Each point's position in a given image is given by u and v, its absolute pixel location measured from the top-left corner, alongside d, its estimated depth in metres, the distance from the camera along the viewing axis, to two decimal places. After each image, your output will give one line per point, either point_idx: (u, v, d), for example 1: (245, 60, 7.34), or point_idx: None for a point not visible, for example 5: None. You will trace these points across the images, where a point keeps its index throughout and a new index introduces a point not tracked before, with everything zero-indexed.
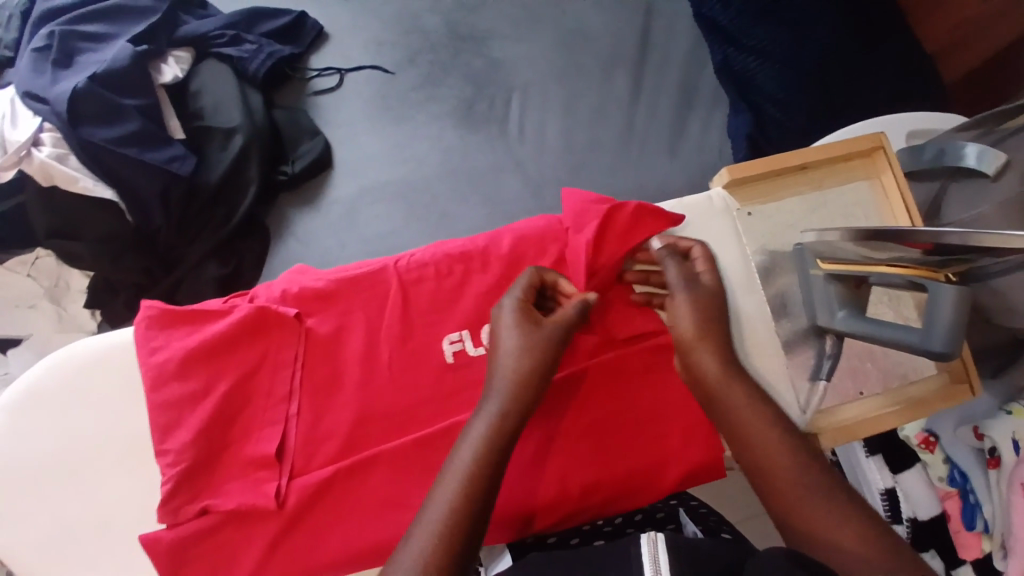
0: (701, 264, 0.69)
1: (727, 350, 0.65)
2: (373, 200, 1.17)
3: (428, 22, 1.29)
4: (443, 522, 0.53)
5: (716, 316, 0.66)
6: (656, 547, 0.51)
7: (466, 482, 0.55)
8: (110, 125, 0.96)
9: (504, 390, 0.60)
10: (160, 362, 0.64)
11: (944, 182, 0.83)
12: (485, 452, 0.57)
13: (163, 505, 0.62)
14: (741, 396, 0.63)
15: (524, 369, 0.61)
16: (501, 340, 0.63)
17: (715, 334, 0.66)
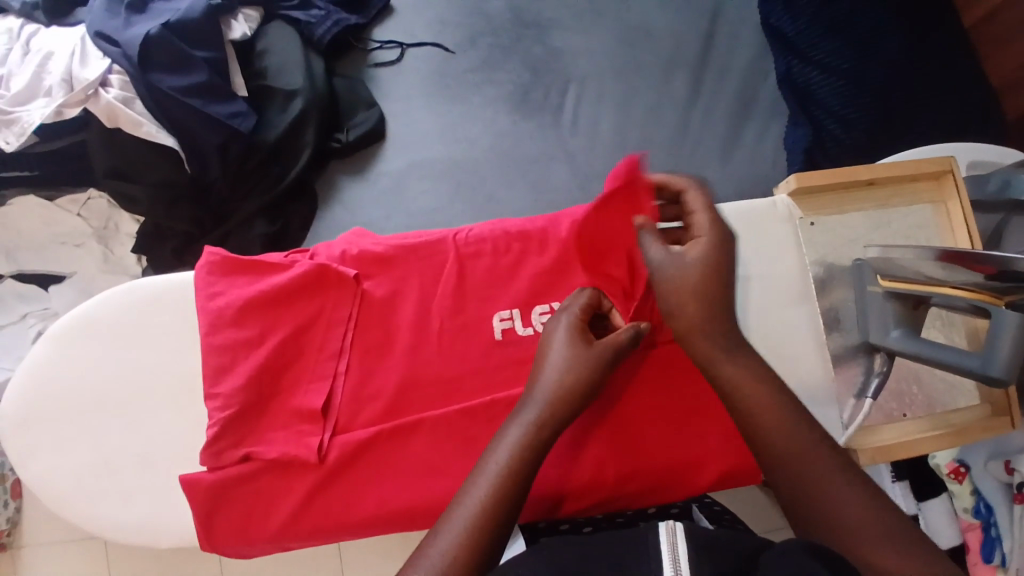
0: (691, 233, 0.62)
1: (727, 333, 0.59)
2: (422, 176, 1.18)
3: (493, 5, 1.29)
4: (472, 515, 0.51)
5: (717, 321, 0.58)
6: (674, 537, 0.46)
7: (505, 478, 0.53)
8: (178, 74, 0.98)
9: (545, 400, 0.58)
10: (218, 307, 0.66)
11: (1007, 215, 0.82)
12: (520, 456, 0.54)
13: (207, 447, 0.63)
14: (753, 388, 0.56)
15: (575, 383, 0.58)
16: (551, 355, 0.60)
17: (726, 344, 0.58)
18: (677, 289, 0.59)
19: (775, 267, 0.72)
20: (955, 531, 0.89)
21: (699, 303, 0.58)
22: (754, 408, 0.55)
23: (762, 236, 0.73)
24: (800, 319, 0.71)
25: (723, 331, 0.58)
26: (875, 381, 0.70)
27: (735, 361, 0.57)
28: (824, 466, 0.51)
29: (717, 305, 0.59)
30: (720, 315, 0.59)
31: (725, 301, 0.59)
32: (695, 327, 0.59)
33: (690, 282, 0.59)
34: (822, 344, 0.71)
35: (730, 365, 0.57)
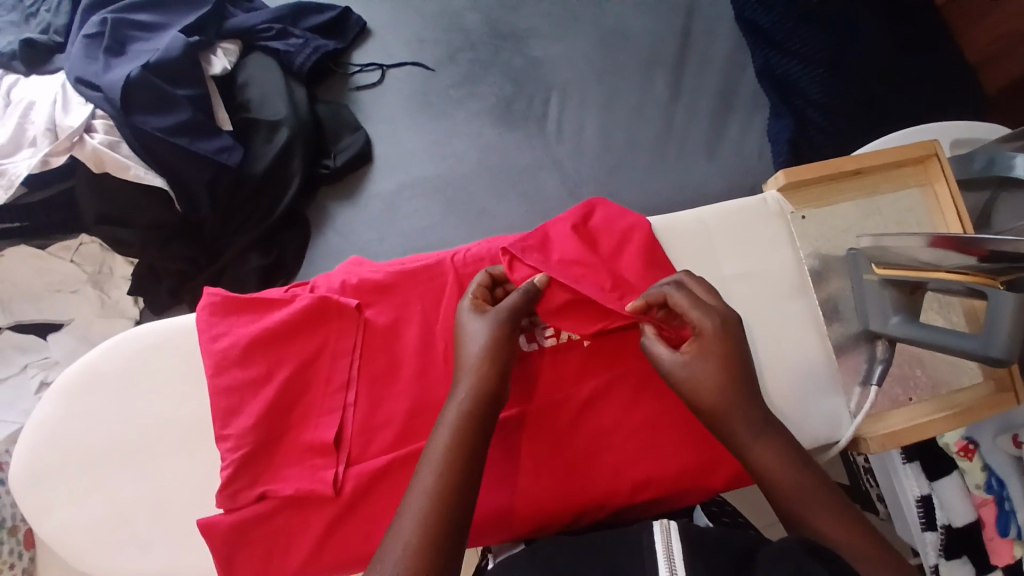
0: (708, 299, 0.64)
1: (734, 387, 0.60)
2: (412, 194, 1.18)
3: (469, 20, 1.30)
4: (428, 497, 0.53)
5: (738, 403, 0.59)
6: (668, 536, 0.51)
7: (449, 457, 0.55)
8: (162, 114, 0.98)
9: (474, 374, 0.60)
10: (222, 348, 0.66)
11: (995, 191, 0.82)
12: (463, 433, 0.57)
13: (223, 490, 0.63)
14: (780, 469, 0.57)
15: (492, 352, 0.61)
16: (468, 329, 0.63)
17: (746, 425, 0.59)
18: (690, 379, 0.60)
19: (771, 263, 0.73)
20: (970, 509, 0.88)
21: (714, 389, 0.60)
22: (783, 488, 0.57)
23: (756, 233, 0.74)
24: (800, 313, 0.72)
25: (744, 417, 0.59)
26: (879, 367, 0.70)
27: (759, 443, 0.59)
28: (810, 486, 0.57)
29: (736, 388, 0.60)
30: (741, 396, 0.60)
31: (742, 383, 0.60)
32: (714, 408, 0.60)
33: (701, 373, 0.60)
34: (823, 335, 0.72)
35: (755, 446, 0.59)
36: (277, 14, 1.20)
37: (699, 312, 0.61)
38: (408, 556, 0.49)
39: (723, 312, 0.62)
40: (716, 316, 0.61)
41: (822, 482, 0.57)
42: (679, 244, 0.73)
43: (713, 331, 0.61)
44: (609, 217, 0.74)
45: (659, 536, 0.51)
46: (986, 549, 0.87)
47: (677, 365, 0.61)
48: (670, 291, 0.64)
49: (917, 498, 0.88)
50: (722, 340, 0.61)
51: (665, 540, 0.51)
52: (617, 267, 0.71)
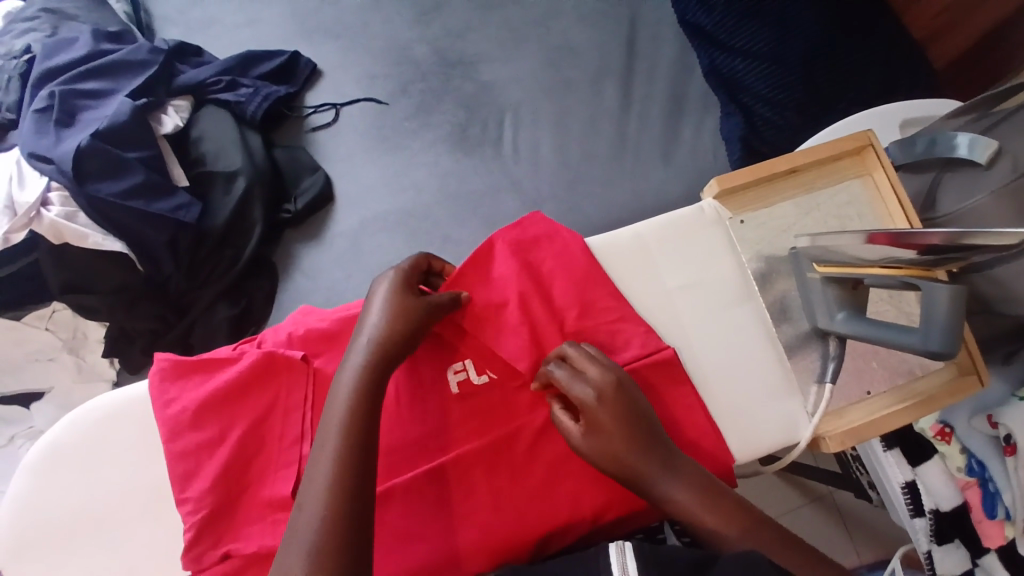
0: (590, 366, 0.64)
1: (638, 445, 0.60)
2: (376, 229, 1.19)
3: (417, 51, 1.32)
4: (336, 455, 0.57)
5: (641, 458, 0.60)
6: (625, 558, 0.53)
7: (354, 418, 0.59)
8: (115, 179, 1.00)
9: (370, 345, 0.64)
10: (174, 413, 0.67)
11: (938, 173, 0.81)
12: (357, 404, 0.60)
13: (187, 552, 0.64)
14: (696, 508, 0.59)
15: (396, 323, 0.65)
16: (374, 303, 0.67)
17: (657, 472, 0.60)
18: (592, 453, 0.61)
19: (713, 271, 0.73)
20: (955, 492, 0.85)
21: (616, 453, 0.61)
22: (710, 525, 0.59)
23: (695, 241, 0.74)
24: (746, 317, 0.72)
25: (651, 467, 0.60)
26: (831, 365, 0.70)
27: (674, 486, 0.60)
28: (726, 517, 0.59)
29: (635, 445, 0.60)
30: (642, 449, 0.60)
31: (640, 439, 0.61)
32: (624, 468, 0.60)
33: (600, 445, 0.61)
34: (773, 338, 0.72)
35: (673, 489, 0.60)
36: (225, 66, 1.22)
37: (579, 385, 0.63)
38: (317, 526, 0.53)
39: (600, 377, 0.63)
40: (593, 385, 0.63)
41: (739, 505, 0.60)
42: (619, 261, 0.74)
43: (597, 398, 0.62)
44: (540, 240, 0.75)
45: (614, 555, 0.54)
46: (976, 533, 0.85)
47: (580, 443, 0.62)
48: (552, 370, 0.65)
49: (901, 484, 0.86)
50: (607, 409, 0.62)
51: (621, 563, 0.53)
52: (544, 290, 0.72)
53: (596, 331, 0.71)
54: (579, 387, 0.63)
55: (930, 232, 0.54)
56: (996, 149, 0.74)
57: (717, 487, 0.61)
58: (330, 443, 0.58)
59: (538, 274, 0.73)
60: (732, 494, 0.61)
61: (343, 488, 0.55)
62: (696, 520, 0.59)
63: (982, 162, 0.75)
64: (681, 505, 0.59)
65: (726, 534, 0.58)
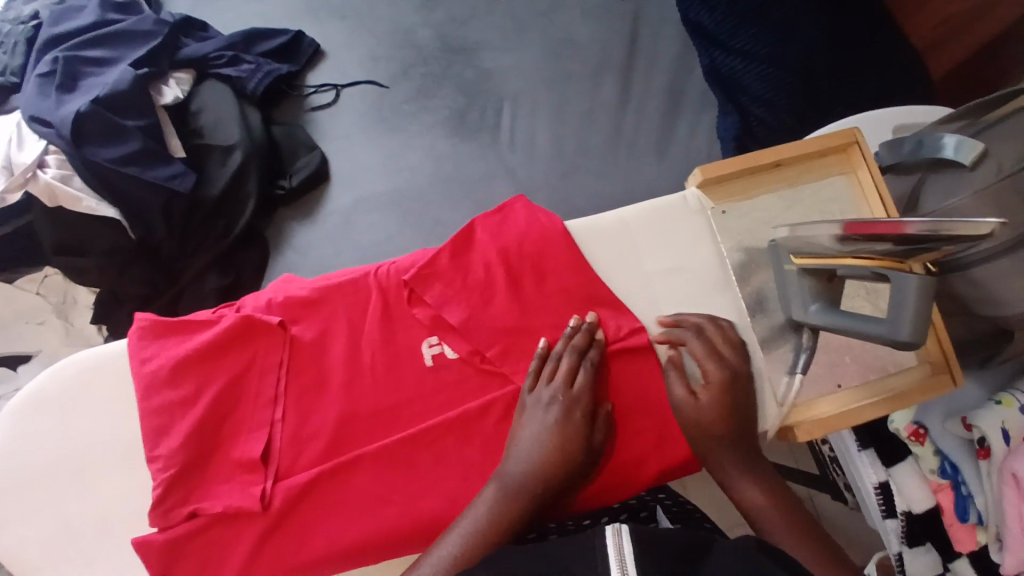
0: (723, 347, 0.69)
1: (739, 427, 0.66)
2: (369, 209, 1.20)
3: (421, 37, 1.32)
4: (526, 469, 0.62)
5: (724, 443, 0.66)
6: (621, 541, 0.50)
7: (554, 434, 0.63)
8: (113, 143, 1.01)
9: (537, 452, 0.63)
10: (152, 369, 0.68)
11: (923, 175, 0.81)
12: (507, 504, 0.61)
13: (155, 507, 0.65)
14: (756, 502, 0.64)
15: (565, 434, 0.64)
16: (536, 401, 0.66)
17: (733, 458, 0.66)
18: (693, 419, 0.67)
19: (693, 260, 0.74)
20: (929, 495, 0.85)
21: (710, 425, 0.66)
22: (767, 520, 0.62)
23: (677, 230, 0.75)
24: (722, 306, 0.73)
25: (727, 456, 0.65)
26: (803, 356, 0.71)
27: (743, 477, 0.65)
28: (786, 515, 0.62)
29: (729, 429, 0.66)
30: (729, 438, 0.66)
31: (737, 425, 0.66)
32: (709, 441, 0.66)
33: (704, 415, 0.66)
34: (746, 328, 0.73)
35: (742, 481, 0.65)
36: (229, 41, 1.23)
37: (713, 363, 0.68)
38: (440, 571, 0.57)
39: (731, 363, 0.68)
40: (725, 367, 0.68)
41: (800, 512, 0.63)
42: (601, 245, 0.74)
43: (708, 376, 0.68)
44: (523, 219, 0.75)
45: (612, 539, 0.51)
46: (948, 537, 0.85)
47: (691, 408, 0.67)
48: (689, 339, 0.69)
49: (874, 485, 0.87)
50: (729, 391, 0.67)
51: (617, 544, 0.50)
52: (527, 269, 0.72)
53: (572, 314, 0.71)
54: (709, 360, 0.68)
55: (926, 220, 0.55)
56: (981, 152, 0.73)
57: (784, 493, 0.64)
58: (527, 438, 0.64)
59: (519, 253, 0.73)
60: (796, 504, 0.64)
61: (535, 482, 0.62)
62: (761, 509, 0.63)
63: (966, 164, 0.74)
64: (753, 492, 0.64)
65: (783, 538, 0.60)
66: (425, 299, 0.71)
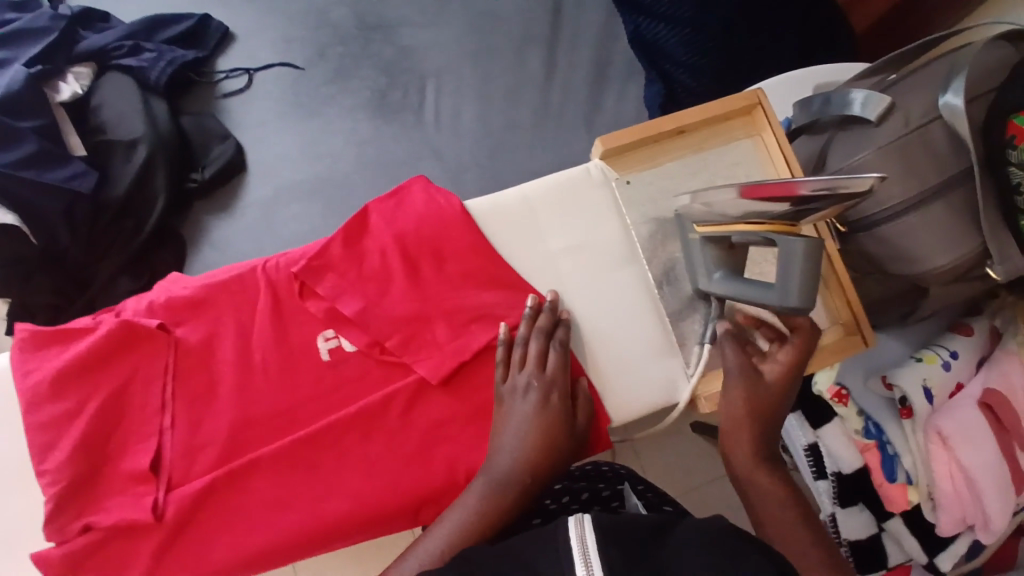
0: (779, 351, 0.64)
1: (767, 433, 0.62)
2: (290, 199, 1.16)
3: (336, 14, 1.26)
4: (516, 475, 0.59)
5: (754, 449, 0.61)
6: (583, 529, 0.43)
7: (541, 438, 0.60)
8: (5, 150, 0.95)
9: (525, 453, 0.59)
10: (33, 383, 0.63)
11: (832, 133, 0.79)
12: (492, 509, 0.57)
13: (47, 524, 0.61)
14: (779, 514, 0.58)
15: (551, 436, 0.60)
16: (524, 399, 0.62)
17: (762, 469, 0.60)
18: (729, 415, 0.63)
19: (597, 234, 0.72)
20: (857, 456, 0.84)
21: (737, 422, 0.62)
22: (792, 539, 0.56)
23: (579, 204, 0.72)
24: (629, 280, 0.71)
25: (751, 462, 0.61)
26: (709, 327, 0.69)
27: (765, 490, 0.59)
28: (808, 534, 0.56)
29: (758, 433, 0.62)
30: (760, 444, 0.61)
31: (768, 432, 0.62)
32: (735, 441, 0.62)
33: (739, 411, 0.62)
34: (655, 301, 0.71)
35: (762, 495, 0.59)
36: (129, 30, 1.16)
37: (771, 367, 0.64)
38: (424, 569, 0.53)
39: (781, 365, 0.64)
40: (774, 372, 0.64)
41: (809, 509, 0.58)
42: (501, 225, 0.71)
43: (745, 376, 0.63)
44: (419, 202, 0.72)
45: (573, 528, 0.43)
46: (880, 497, 0.84)
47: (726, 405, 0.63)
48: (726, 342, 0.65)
49: (804, 446, 0.87)
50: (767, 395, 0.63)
51: (580, 536, 0.43)
52: (423, 254, 0.70)
53: (475, 298, 0.68)
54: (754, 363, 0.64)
55: (824, 179, 0.51)
56: (887, 105, 0.72)
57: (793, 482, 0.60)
58: (518, 446, 0.60)
59: (416, 237, 0.70)
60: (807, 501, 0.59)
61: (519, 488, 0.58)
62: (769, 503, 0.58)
63: (873, 119, 0.73)
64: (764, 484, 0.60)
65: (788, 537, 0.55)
66: (317, 291, 0.68)
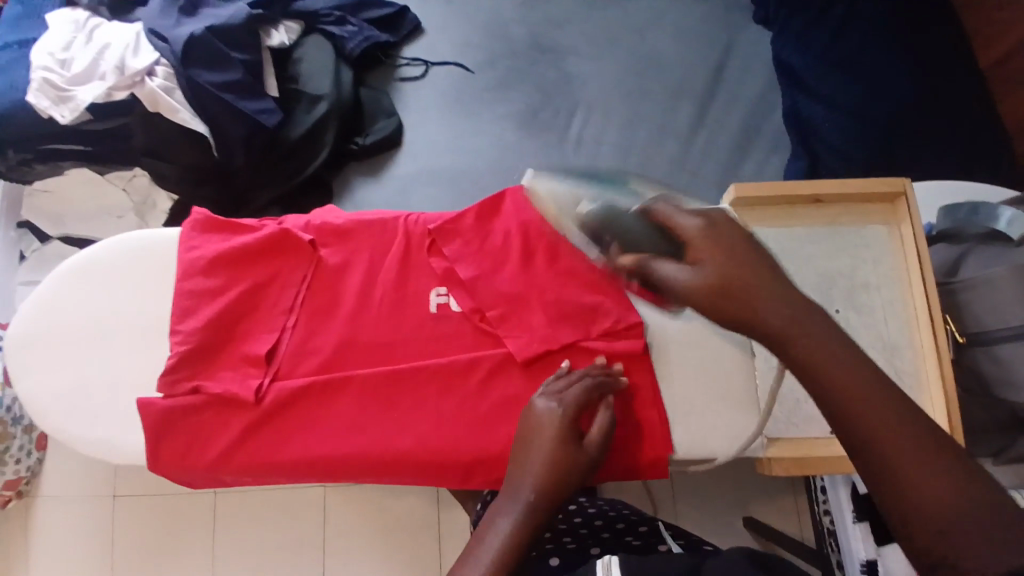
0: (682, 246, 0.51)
1: (781, 296, 0.46)
2: (428, 181, 1.27)
3: (515, 31, 1.37)
4: (534, 494, 0.57)
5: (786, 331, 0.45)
6: None
7: (552, 466, 0.59)
8: (215, 70, 1.10)
9: (539, 478, 0.58)
10: (193, 258, 0.75)
11: (971, 245, 0.78)
12: (520, 532, 0.54)
13: (165, 376, 0.71)
14: (862, 405, 0.42)
15: (563, 462, 0.60)
16: (540, 428, 0.63)
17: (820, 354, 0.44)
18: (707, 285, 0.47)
19: None
20: None
21: (729, 309, 0.47)
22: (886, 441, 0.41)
23: None
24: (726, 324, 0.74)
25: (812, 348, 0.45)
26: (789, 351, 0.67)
27: (834, 376, 0.44)
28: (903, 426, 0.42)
29: (786, 309, 0.46)
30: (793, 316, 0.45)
31: (786, 304, 0.46)
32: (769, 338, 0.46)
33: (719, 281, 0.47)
34: (747, 351, 0.73)
35: (833, 379, 0.43)
36: (339, 3, 1.32)
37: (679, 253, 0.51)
38: None
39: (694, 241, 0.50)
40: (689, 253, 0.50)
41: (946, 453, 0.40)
42: None
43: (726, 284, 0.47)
44: None
45: None
46: None
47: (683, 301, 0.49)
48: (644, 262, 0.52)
49: (861, 561, 0.83)
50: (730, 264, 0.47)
51: None
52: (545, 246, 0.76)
53: (580, 297, 0.73)
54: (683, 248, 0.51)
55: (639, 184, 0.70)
56: None
57: (867, 367, 0.44)
58: (527, 485, 0.58)
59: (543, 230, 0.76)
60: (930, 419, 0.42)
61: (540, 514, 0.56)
62: (878, 444, 0.42)
63: (1014, 238, 0.74)
64: (855, 413, 0.43)
65: (918, 477, 0.40)
66: (444, 252, 0.75)
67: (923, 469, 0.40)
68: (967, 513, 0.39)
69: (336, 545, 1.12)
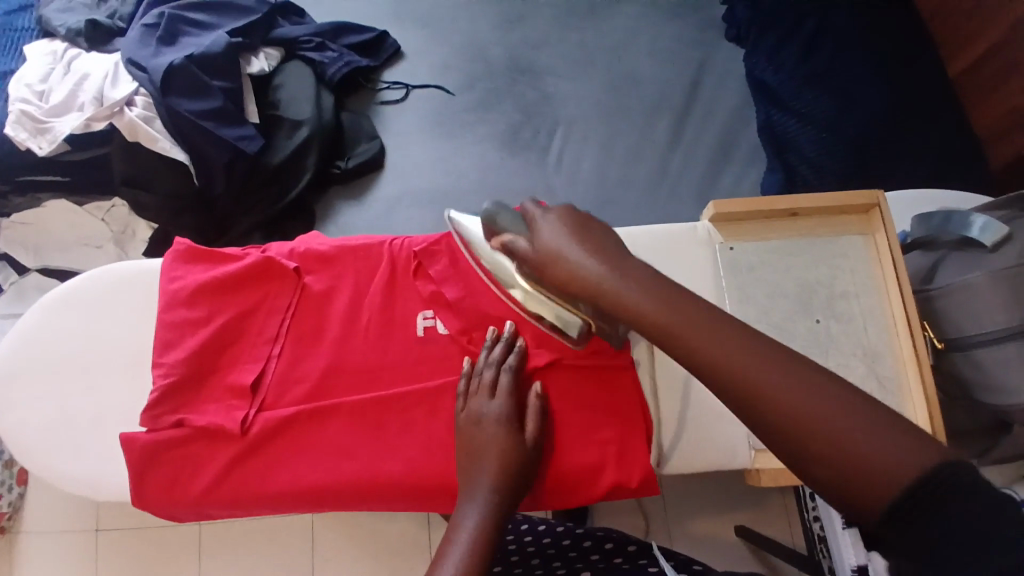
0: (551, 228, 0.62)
1: (640, 276, 0.56)
2: (411, 203, 1.28)
3: (493, 53, 1.39)
4: (491, 489, 0.63)
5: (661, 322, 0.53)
6: None
7: (501, 459, 0.64)
8: (196, 99, 1.10)
9: (490, 470, 0.64)
10: (176, 289, 0.75)
11: (946, 252, 0.79)
12: (482, 540, 0.59)
13: (147, 411, 0.70)
14: (745, 373, 0.48)
15: (510, 453, 0.65)
16: (481, 423, 0.67)
17: (696, 336, 0.51)
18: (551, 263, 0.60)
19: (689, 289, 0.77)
20: None
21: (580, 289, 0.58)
22: (771, 397, 0.47)
23: (680, 257, 0.79)
24: None
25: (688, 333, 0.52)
26: None
27: (720, 357, 0.50)
28: (788, 381, 0.47)
29: (659, 299, 0.54)
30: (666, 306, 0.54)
31: (655, 289, 0.55)
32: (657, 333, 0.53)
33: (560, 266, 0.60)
34: None
35: (714, 358, 0.50)
36: (319, 29, 1.32)
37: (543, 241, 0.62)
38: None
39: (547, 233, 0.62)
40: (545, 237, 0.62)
41: (826, 384, 0.46)
42: None
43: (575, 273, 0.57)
44: None
45: None
46: None
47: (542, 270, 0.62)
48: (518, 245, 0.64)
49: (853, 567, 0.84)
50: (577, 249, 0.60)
51: None
52: None
53: None
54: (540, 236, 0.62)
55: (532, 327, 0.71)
56: (1004, 235, 0.72)
57: (746, 336, 0.50)
58: (483, 484, 0.63)
59: None
60: (816, 368, 0.48)
61: (496, 512, 0.62)
62: (771, 409, 0.47)
63: (988, 245, 0.73)
64: (737, 382, 0.48)
65: (818, 428, 0.44)
66: (429, 274, 0.75)
67: (822, 414, 0.45)
68: (876, 444, 0.43)
69: (324, 572, 1.10)
